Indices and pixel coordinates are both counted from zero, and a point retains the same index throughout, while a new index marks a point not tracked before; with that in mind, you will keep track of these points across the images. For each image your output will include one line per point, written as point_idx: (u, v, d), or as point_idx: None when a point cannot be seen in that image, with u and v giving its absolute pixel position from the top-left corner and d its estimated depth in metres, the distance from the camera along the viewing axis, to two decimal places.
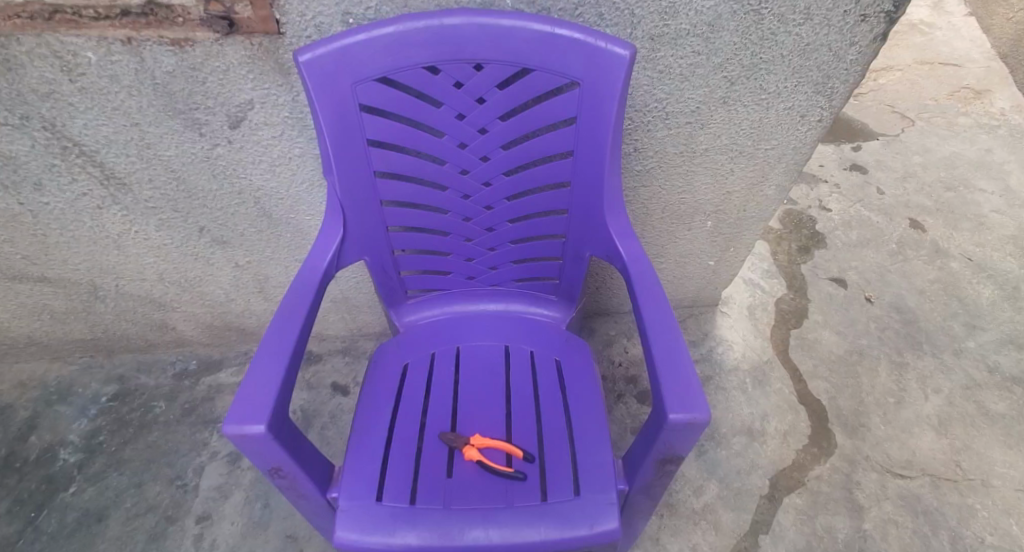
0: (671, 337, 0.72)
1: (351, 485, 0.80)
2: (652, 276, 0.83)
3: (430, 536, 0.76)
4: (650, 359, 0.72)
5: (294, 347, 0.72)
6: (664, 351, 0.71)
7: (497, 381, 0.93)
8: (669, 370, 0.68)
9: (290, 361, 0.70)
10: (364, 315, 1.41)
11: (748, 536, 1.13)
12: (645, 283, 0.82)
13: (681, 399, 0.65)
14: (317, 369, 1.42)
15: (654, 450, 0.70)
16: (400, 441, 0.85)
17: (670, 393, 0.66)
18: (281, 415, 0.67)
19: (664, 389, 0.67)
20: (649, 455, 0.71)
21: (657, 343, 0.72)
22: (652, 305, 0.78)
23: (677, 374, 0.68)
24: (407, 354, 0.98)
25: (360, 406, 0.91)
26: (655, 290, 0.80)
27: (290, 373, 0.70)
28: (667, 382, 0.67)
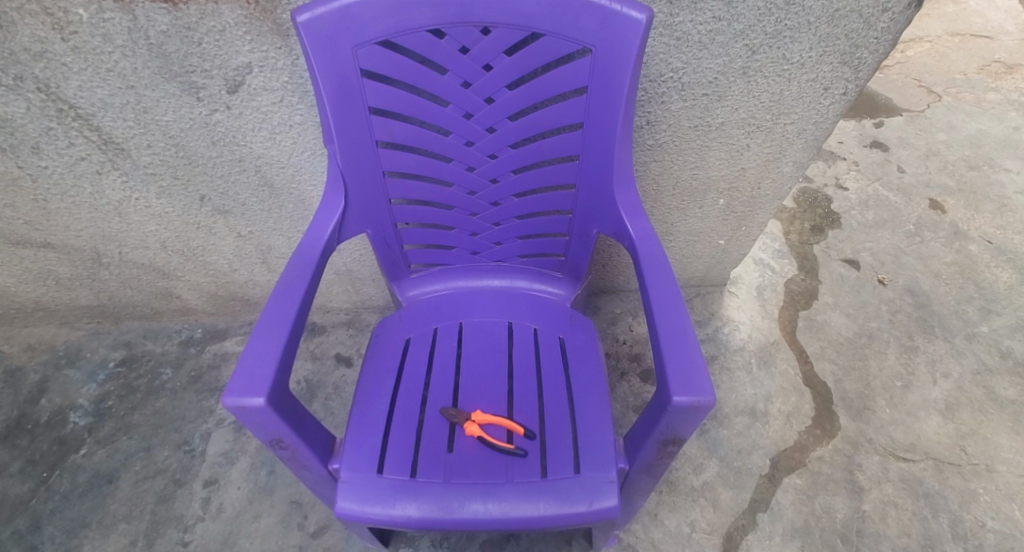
0: (678, 317, 0.71)
1: (353, 455, 0.81)
2: (661, 255, 0.81)
3: (431, 509, 0.77)
4: (655, 340, 0.70)
5: (295, 319, 0.71)
6: (671, 331, 0.69)
7: (500, 358, 0.93)
8: (675, 351, 0.67)
9: (292, 332, 0.69)
10: (368, 287, 1.40)
11: (746, 513, 1.15)
12: (654, 263, 0.80)
13: (686, 381, 0.64)
14: (321, 341, 1.44)
15: (653, 432, 0.69)
16: (402, 415, 0.85)
17: (674, 373, 0.65)
18: (283, 387, 0.66)
19: (669, 370, 0.65)
20: (648, 437, 0.71)
21: (665, 324, 0.70)
22: (661, 285, 0.76)
23: (681, 354, 0.66)
24: (409, 329, 0.97)
25: (362, 380, 0.91)
26: (665, 270, 0.78)
27: (290, 343, 0.69)
28: (672, 363, 0.66)
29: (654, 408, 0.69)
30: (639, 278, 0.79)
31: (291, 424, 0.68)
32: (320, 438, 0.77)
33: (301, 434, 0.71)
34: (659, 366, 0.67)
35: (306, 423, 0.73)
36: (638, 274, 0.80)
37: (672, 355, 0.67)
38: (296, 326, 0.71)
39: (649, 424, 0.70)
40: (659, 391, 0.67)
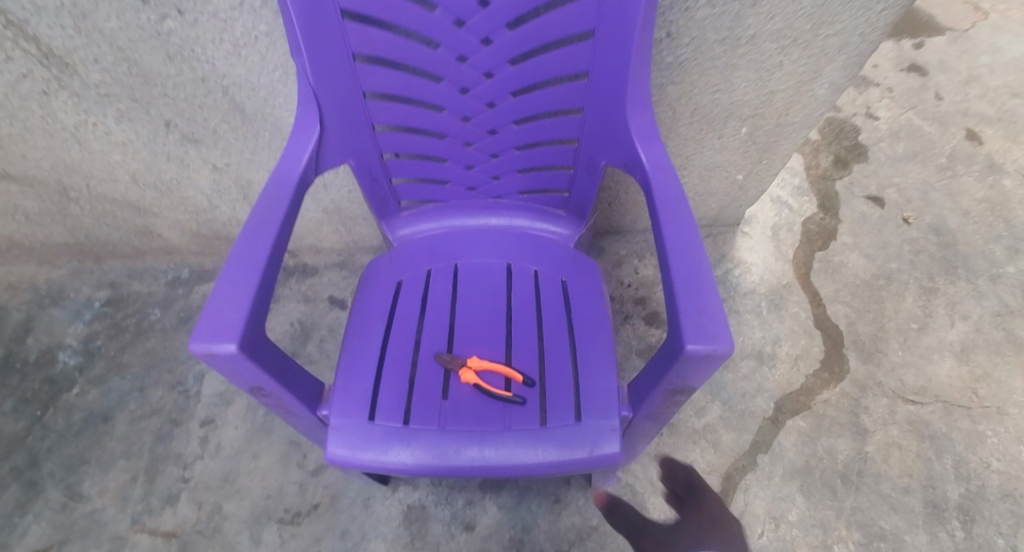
0: (696, 260, 0.63)
1: (343, 402, 0.77)
2: (677, 189, 0.72)
3: (425, 456, 0.74)
4: (667, 284, 0.63)
5: (268, 258, 0.64)
6: (685, 275, 0.62)
7: (497, 301, 0.87)
8: (689, 295, 0.60)
9: (265, 272, 0.63)
10: (360, 227, 1.32)
11: (747, 454, 1.14)
12: (668, 198, 0.71)
13: (701, 328, 0.57)
14: (314, 282, 1.38)
15: (661, 381, 0.64)
16: (394, 360, 0.81)
17: (687, 318, 0.58)
18: (257, 332, 0.60)
19: (682, 316, 0.58)
20: (655, 385, 0.65)
21: (679, 266, 0.63)
22: (677, 225, 0.68)
23: (696, 299, 0.59)
24: (401, 271, 0.91)
25: (352, 324, 0.86)
26: (683, 209, 0.70)
27: (263, 283, 0.62)
28: (686, 308, 0.59)
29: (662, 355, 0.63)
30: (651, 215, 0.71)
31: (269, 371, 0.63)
32: (305, 384, 0.73)
33: (282, 382, 0.66)
34: (672, 312, 0.60)
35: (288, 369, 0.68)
36: (652, 212, 0.72)
37: (686, 300, 0.60)
38: (269, 266, 0.64)
39: (658, 373, 0.65)
40: (670, 337, 0.61)
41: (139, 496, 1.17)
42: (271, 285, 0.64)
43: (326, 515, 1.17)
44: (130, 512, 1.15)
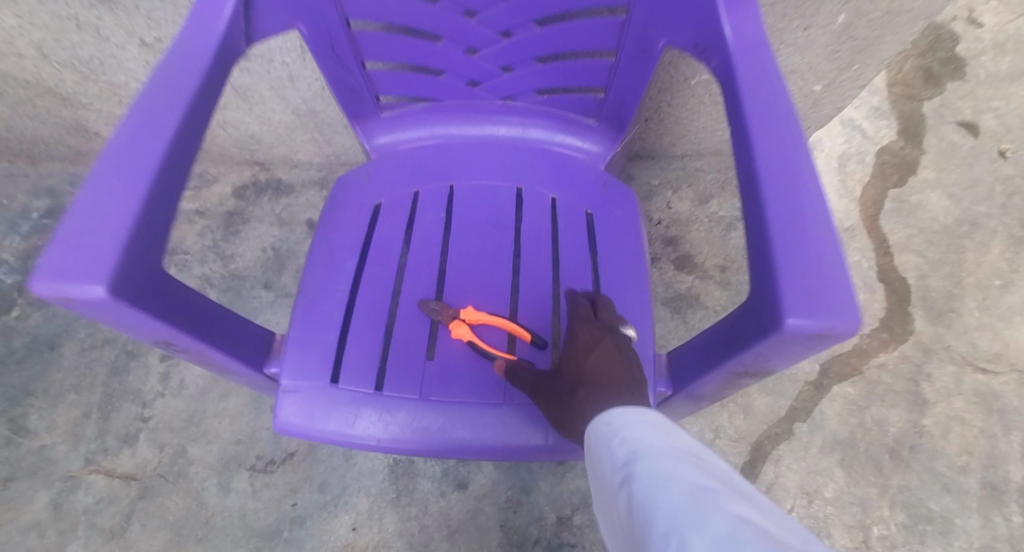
0: (804, 192, 0.42)
1: (298, 358, 0.60)
2: (777, 83, 0.49)
3: (402, 432, 0.58)
4: (755, 225, 0.42)
5: (161, 161, 0.44)
6: (786, 212, 0.41)
7: (502, 237, 0.68)
8: (792, 243, 0.39)
9: (154, 181, 0.43)
10: (340, 136, 1.09)
11: (782, 422, 0.99)
12: (764, 97, 0.47)
13: (810, 298, 0.37)
14: (290, 203, 1.18)
15: (728, 361, 0.44)
16: (367, 307, 0.63)
17: (789, 281, 0.37)
18: (143, 267, 0.42)
19: (780, 274, 0.38)
20: (719, 364, 0.46)
21: (774, 199, 0.42)
22: (772, 135, 0.45)
23: (803, 249, 0.39)
24: (379, 190, 0.70)
25: (314, 256, 0.67)
26: (782, 111, 0.47)
27: (151, 197, 0.43)
28: (788, 265, 0.38)
29: (737, 325, 0.43)
30: (731, 122, 0.49)
31: (173, 321, 0.45)
32: (240, 335, 0.55)
33: (200, 334, 0.48)
34: (764, 268, 0.39)
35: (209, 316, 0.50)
36: (732, 117, 0.49)
37: (789, 252, 0.39)
38: (162, 172, 0.44)
39: (726, 349, 0.45)
40: (755, 303, 0.40)
41: (92, 435, 1.05)
42: (168, 200, 0.45)
43: (302, 464, 1.05)
44: (82, 452, 1.04)
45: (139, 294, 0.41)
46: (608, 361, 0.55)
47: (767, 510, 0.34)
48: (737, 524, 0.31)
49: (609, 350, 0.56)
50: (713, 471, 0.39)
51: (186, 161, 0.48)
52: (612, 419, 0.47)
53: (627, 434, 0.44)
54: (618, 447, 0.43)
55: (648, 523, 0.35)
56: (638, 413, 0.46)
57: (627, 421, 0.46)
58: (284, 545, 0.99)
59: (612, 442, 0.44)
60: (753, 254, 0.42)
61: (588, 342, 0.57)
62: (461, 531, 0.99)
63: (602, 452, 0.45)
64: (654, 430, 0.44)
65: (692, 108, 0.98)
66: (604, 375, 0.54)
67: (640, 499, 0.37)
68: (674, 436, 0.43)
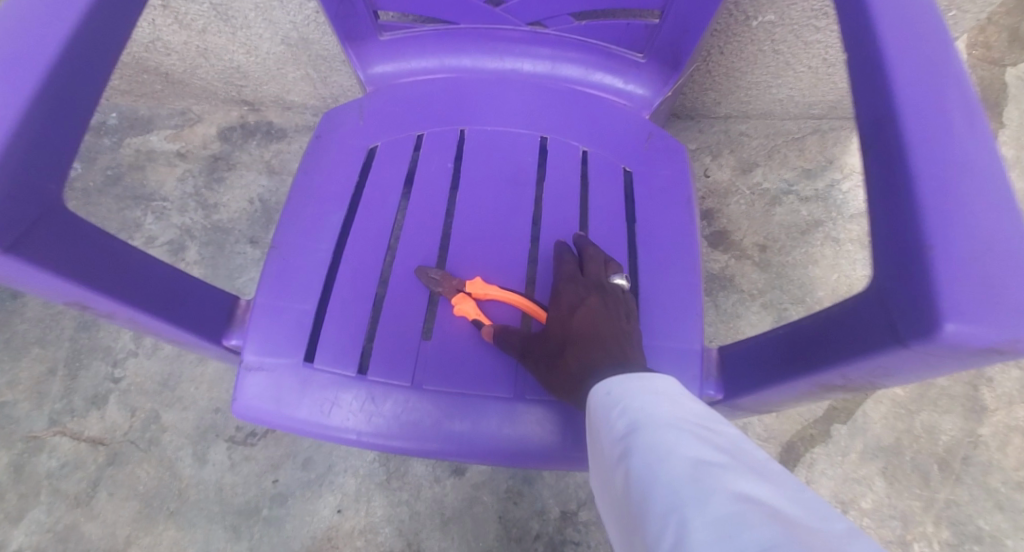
0: (961, 139, 0.29)
1: (266, 329, 0.49)
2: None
3: (387, 424, 0.48)
4: (891, 186, 0.29)
5: (58, 59, 0.33)
6: (944, 168, 0.28)
7: (520, 195, 0.56)
8: (955, 212, 0.27)
9: (47, 85, 0.32)
10: (339, 74, 0.96)
11: (819, 423, 0.88)
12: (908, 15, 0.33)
13: (986, 296, 0.25)
14: (281, 150, 1.06)
15: (822, 373, 0.33)
16: (353, 271, 0.52)
17: (956, 270, 0.25)
18: (29, 199, 0.31)
19: (940, 260, 0.26)
20: (803, 375, 0.35)
21: (926, 150, 0.29)
22: (911, 59, 0.32)
23: (972, 224, 0.26)
24: (374, 130, 0.58)
25: (291, 206, 0.55)
26: (926, 30, 0.34)
27: (41, 107, 0.31)
28: (952, 245, 0.26)
29: (843, 326, 0.32)
30: (844, 43, 0.36)
31: (76, 275, 0.35)
32: (184, 295, 0.45)
33: (116, 291, 0.38)
34: (910, 247, 0.27)
35: (129, 269, 0.40)
36: (845, 38, 0.36)
37: (949, 224, 0.27)
38: (58, 75, 0.33)
39: (818, 356, 0.34)
40: (885, 297, 0.29)
41: (58, 394, 0.96)
42: (71, 114, 0.34)
43: (286, 438, 0.96)
44: (47, 412, 0.95)
45: (20, 236, 0.30)
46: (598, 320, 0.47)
47: (783, 488, 0.29)
48: (742, 511, 0.26)
49: (598, 307, 0.48)
50: (724, 441, 0.33)
51: (101, 66, 0.36)
52: (609, 384, 0.41)
53: (625, 401, 0.38)
54: (615, 418, 0.37)
55: (645, 508, 0.30)
56: (635, 376, 0.40)
57: (625, 386, 0.40)
58: (262, 524, 0.90)
59: (610, 411, 0.38)
60: (884, 227, 0.29)
61: (572, 300, 0.49)
62: (455, 520, 0.90)
63: (599, 423, 0.39)
64: (653, 394, 0.37)
65: (754, 62, 0.86)
66: (592, 336, 0.46)
67: (637, 479, 0.32)
68: (679, 400, 0.37)
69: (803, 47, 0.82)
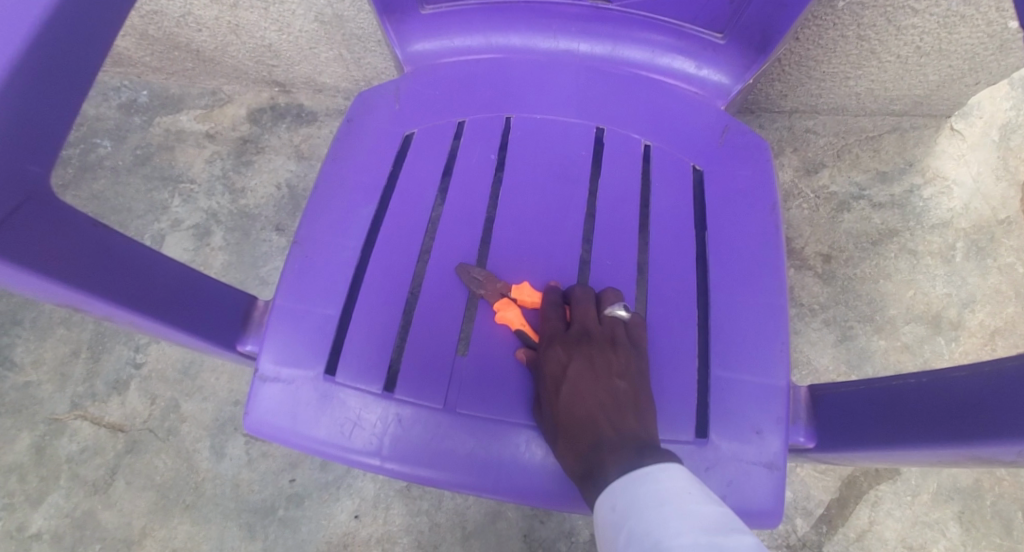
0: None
1: (285, 335, 0.44)
2: None
3: (413, 451, 0.42)
4: None
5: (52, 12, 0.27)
6: None
7: (574, 192, 0.49)
8: None
9: (36, 45, 0.27)
10: (374, 54, 0.90)
11: None
12: None
13: None
14: (311, 133, 1.01)
15: (984, 447, 0.28)
16: (383, 273, 0.46)
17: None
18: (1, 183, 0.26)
19: None
20: (951, 443, 0.30)
21: None
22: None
23: None
24: (412, 114, 0.52)
25: (316, 197, 0.49)
26: None
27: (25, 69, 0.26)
28: None
29: (1014, 388, 0.27)
30: None
31: (65, 273, 0.30)
32: (193, 292, 0.40)
33: (110, 290, 0.33)
34: None
35: (125, 262, 0.35)
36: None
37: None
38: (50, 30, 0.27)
39: (980, 424, 0.29)
40: None
41: (80, 377, 0.94)
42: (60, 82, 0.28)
43: None
44: (69, 394, 0.93)
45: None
46: (586, 390, 0.41)
47: None
48: None
49: (585, 373, 0.42)
50: None
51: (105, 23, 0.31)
52: (607, 495, 0.35)
53: (628, 524, 0.32)
54: (623, 548, 0.31)
55: None
56: (632, 479, 0.34)
57: (628, 495, 0.34)
58: (278, 525, 0.87)
59: (615, 539, 0.32)
60: None
61: (558, 365, 0.42)
62: (477, 536, 0.85)
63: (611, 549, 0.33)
64: (656, 507, 0.32)
65: (838, 52, 0.78)
66: (583, 412, 0.40)
67: None
68: (686, 506, 0.31)
69: (893, 32, 0.73)
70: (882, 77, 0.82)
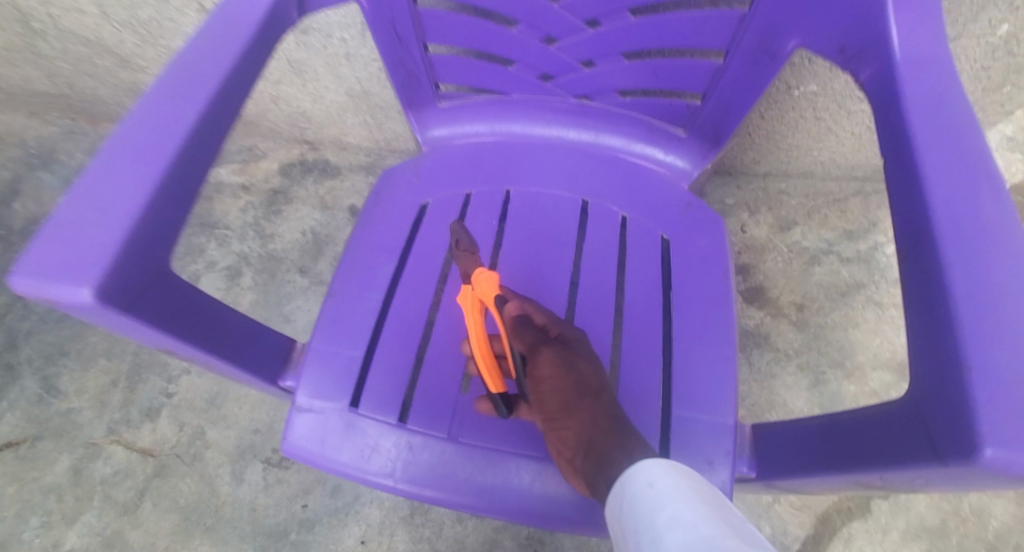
0: (1009, 258, 0.31)
1: (318, 373, 0.53)
2: (961, 111, 0.37)
3: (422, 473, 0.50)
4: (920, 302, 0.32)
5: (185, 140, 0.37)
6: (978, 285, 0.30)
7: (561, 255, 0.58)
8: (993, 334, 0.28)
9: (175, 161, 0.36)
10: (393, 121, 1.02)
11: (858, 495, 0.86)
12: (943, 130, 0.36)
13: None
14: (334, 186, 1.13)
15: (858, 473, 0.33)
16: (400, 322, 0.55)
17: (995, 389, 0.26)
18: (143, 267, 0.34)
19: (977, 376, 0.27)
20: (836, 471, 0.35)
21: (964, 267, 0.31)
22: (948, 172, 0.34)
23: (1006, 344, 0.27)
24: (427, 187, 0.62)
25: (346, 256, 0.59)
26: (966, 145, 0.36)
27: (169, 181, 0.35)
28: (988, 366, 0.27)
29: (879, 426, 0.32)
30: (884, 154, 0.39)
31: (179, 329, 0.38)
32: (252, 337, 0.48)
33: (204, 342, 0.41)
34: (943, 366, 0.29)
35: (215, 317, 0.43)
36: (890, 148, 0.38)
37: (984, 345, 0.28)
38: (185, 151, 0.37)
39: (857, 455, 0.34)
40: (925, 409, 0.29)
41: (117, 404, 1.03)
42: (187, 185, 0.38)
43: None
44: (106, 420, 1.02)
45: (138, 298, 0.34)
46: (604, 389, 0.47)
47: None
48: None
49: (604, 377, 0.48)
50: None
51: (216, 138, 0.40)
52: (633, 473, 0.38)
53: (667, 506, 0.34)
54: (653, 519, 0.34)
55: None
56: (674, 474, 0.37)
57: (668, 483, 0.36)
58: (290, 548, 0.94)
59: (645, 513, 0.34)
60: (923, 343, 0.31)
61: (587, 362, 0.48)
62: None
63: (627, 519, 0.36)
64: (699, 501, 0.34)
65: (802, 130, 0.88)
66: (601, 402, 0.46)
67: None
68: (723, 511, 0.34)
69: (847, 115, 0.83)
70: (841, 149, 0.90)
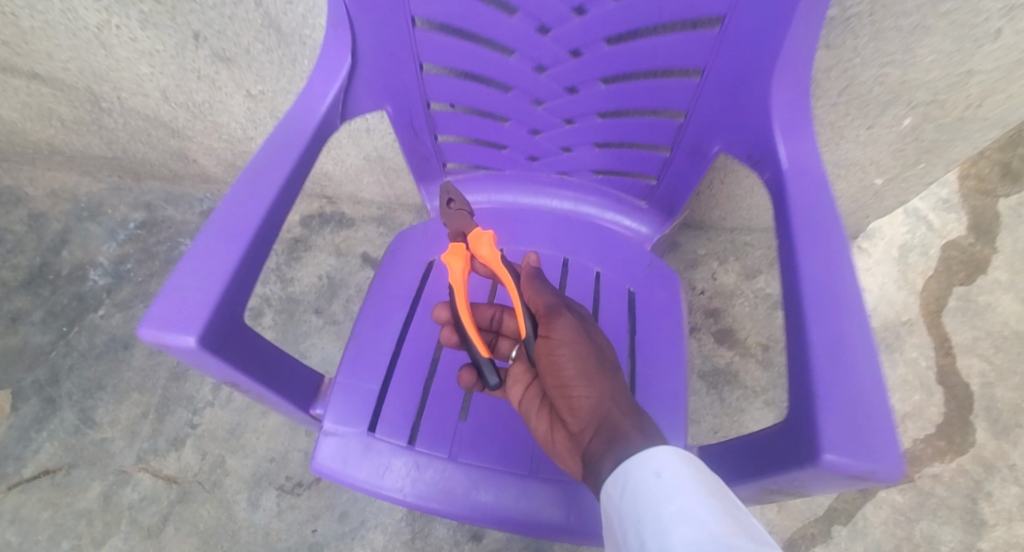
0: (849, 318, 0.43)
1: (343, 403, 0.64)
2: (830, 210, 0.50)
3: (427, 488, 0.60)
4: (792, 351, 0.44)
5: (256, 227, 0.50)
6: (828, 339, 0.42)
7: None
8: (835, 378, 0.40)
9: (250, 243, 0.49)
10: (403, 180, 1.16)
11: (819, 522, 0.94)
12: (813, 225, 0.49)
13: (855, 439, 0.37)
14: (349, 236, 1.26)
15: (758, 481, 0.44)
16: (411, 360, 0.66)
17: (831, 416, 0.38)
18: (226, 322, 0.46)
19: (822, 409, 0.38)
20: (745, 481, 0.46)
21: (820, 325, 0.43)
22: (815, 254, 0.47)
23: (842, 385, 0.39)
24: (435, 247, 0.74)
25: (367, 305, 0.70)
26: (832, 235, 0.49)
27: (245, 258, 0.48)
28: (829, 398, 0.39)
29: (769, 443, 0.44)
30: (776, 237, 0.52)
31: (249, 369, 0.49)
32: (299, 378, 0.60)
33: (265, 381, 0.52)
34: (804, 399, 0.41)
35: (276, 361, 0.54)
36: (781, 231, 0.51)
37: (828, 383, 0.40)
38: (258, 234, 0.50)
39: (757, 467, 0.45)
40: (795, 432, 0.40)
41: (147, 434, 1.13)
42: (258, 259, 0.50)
43: (327, 491, 1.08)
44: (136, 449, 1.11)
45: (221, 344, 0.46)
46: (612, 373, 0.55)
47: None
48: None
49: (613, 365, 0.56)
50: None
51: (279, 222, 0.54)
52: (641, 459, 0.41)
53: (680, 498, 0.36)
54: (664, 509, 0.36)
55: None
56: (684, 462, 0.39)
57: (680, 473, 0.38)
58: None
59: (658, 502, 0.37)
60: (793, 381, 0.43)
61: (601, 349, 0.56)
62: None
63: (633, 507, 0.39)
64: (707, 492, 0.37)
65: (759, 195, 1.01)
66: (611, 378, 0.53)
67: None
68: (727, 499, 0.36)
69: None
70: None
